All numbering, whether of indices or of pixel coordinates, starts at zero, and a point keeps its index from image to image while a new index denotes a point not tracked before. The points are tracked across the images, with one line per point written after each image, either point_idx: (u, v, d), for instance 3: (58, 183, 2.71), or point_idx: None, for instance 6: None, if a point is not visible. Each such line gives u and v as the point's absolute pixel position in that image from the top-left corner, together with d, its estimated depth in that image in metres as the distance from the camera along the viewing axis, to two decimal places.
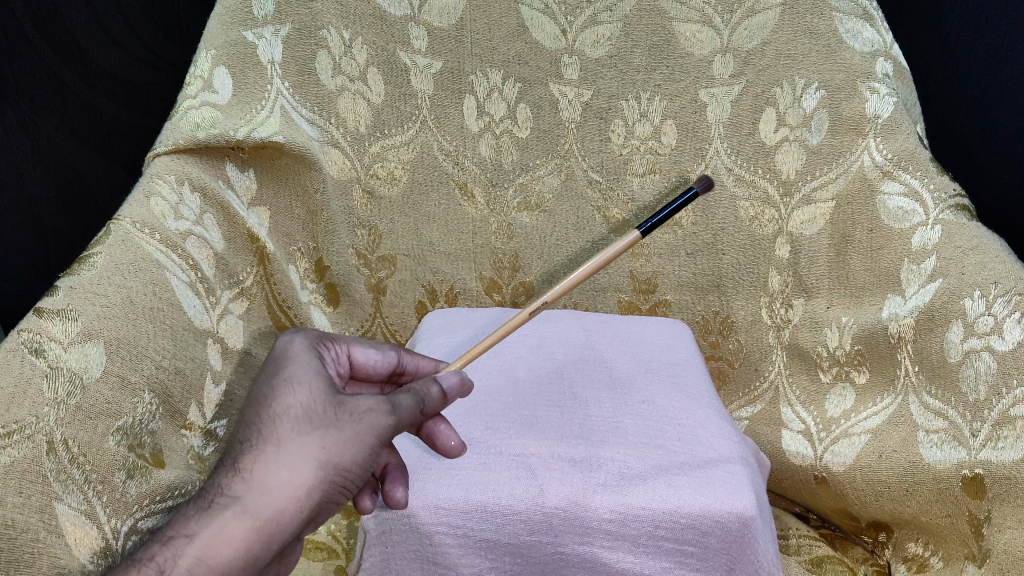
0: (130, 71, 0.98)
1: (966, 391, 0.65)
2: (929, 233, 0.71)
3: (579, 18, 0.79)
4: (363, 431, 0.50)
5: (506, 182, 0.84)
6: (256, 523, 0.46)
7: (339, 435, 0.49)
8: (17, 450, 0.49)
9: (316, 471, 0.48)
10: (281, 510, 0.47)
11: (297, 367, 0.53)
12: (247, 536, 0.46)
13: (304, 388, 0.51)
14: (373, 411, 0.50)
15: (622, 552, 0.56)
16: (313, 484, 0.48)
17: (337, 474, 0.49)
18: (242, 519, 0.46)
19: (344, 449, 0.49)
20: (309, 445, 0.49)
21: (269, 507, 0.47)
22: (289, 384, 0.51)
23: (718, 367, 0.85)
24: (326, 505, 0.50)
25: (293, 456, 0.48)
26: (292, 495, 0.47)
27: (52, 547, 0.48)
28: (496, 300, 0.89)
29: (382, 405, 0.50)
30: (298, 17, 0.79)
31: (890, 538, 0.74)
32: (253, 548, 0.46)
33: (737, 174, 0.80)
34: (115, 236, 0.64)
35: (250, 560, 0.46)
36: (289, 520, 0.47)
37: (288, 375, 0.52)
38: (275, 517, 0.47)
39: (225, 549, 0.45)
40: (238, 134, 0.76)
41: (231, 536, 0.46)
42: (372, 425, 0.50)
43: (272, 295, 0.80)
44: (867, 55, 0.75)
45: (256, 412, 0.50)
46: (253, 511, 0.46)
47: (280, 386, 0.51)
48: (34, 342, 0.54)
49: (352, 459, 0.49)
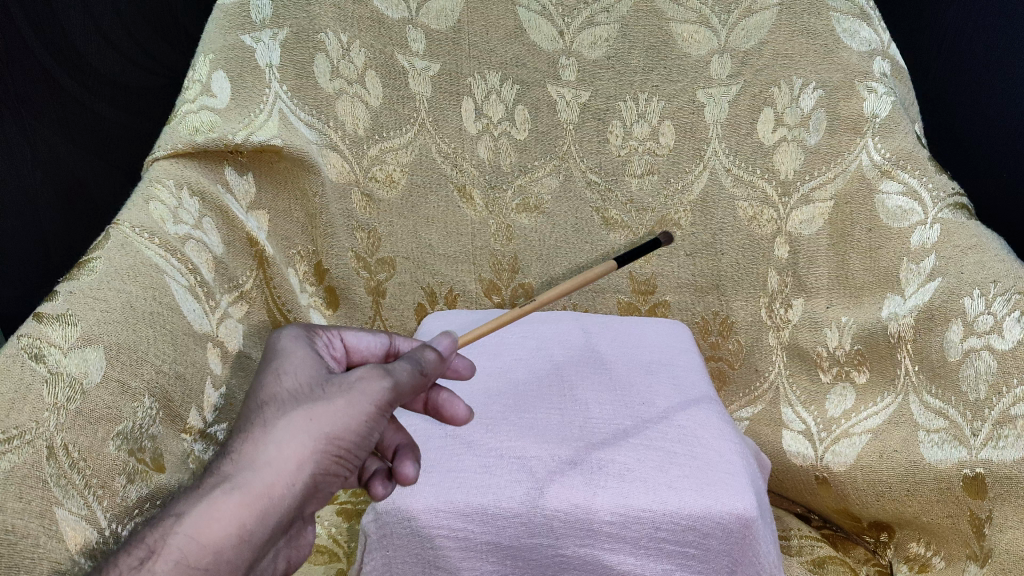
0: (129, 76, 0.97)
1: (966, 390, 0.65)
2: (929, 232, 0.71)
3: (577, 19, 0.79)
4: (355, 398, 0.50)
5: (504, 184, 0.84)
6: (247, 497, 0.46)
7: (328, 407, 0.49)
8: (17, 455, 0.49)
9: (306, 443, 0.48)
10: (272, 483, 0.47)
11: (283, 357, 0.53)
12: (238, 511, 0.46)
13: (291, 372, 0.52)
14: (364, 379, 0.50)
15: (623, 554, 0.56)
16: (304, 457, 0.48)
17: (330, 444, 0.48)
18: (232, 495, 0.46)
19: (334, 419, 0.49)
20: (295, 420, 0.48)
21: (260, 480, 0.47)
22: (275, 373, 0.52)
23: (717, 367, 0.85)
24: (325, 479, 0.50)
25: (280, 431, 0.48)
26: (282, 468, 0.47)
27: (52, 552, 0.48)
28: (496, 302, 0.88)
29: (374, 370, 0.51)
30: (295, 20, 0.79)
31: (891, 538, 0.74)
32: (247, 524, 0.46)
33: (735, 174, 0.80)
34: (113, 240, 0.65)
35: (244, 536, 0.46)
36: (282, 493, 0.47)
37: (274, 366, 0.52)
38: (266, 491, 0.47)
39: (216, 524, 0.45)
40: (237, 138, 0.76)
41: (221, 511, 0.45)
42: (365, 392, 0.50)
43: (272, 299, 0.81)
44: (865, 54, 0.75)
45: (246, 401, 0.51)
46: (243, 486, 0.46)
47: (267, 376, 0.52)
48: (34, 348, 0.54)
49: (344, 427, 0.49)
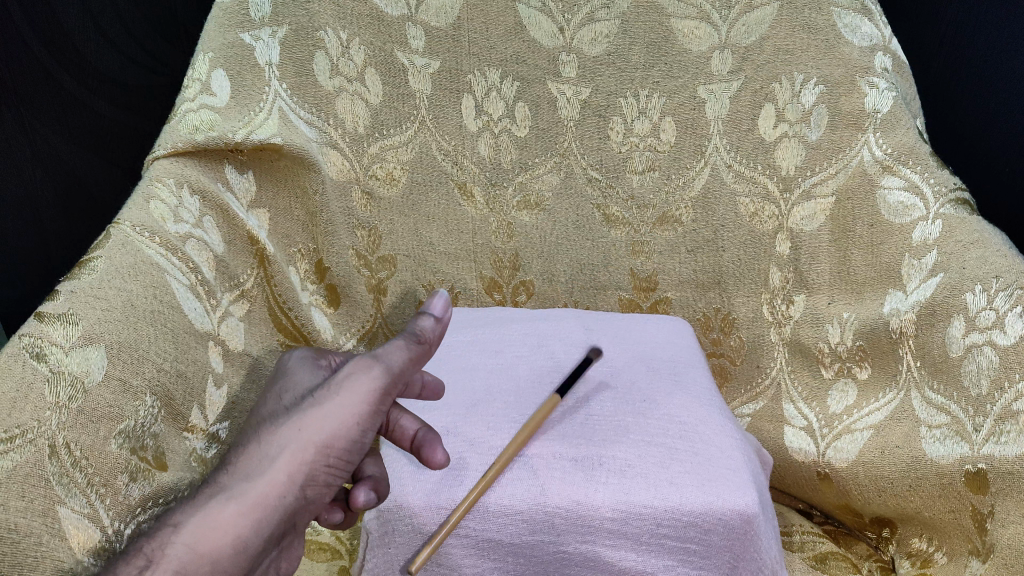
0: (129, 75, 0.97)
1: (968, 386, 0.66)
2: (930, 228, 0.71)
3: (577, 16, 0.79)
4: (348, 393, 0.50)
5: (504, 181, 0.84)
6: (242, 507, 0.47)
7: (318, 412, 0.50)
8: (18, 454, 0.49)
9: (297, 453, 0.49)
10: (265, 494, 0.47)
11: (285, 377, 0.55)
12: (235, 521, 0.46)
13: (290, 389, 0.53)
14: (354, 373, 0.51)
15: (624, 551, 0.56)
16: (293, 466, 0.48)
17: (319, 451, 0.49)
18: (227, 504, 0.47)
19: (320, 426, 0.49)
20: (285, 431, 0.49)
21: (254, 490, 0.47)
22: (276, 394, 0.54)
23: (719, 364, 0.84)
24: (315, 489, 0.49)
25: (272, 444, 0.49)
26: (274, 478, 0.48)
27: (55, 550, 0.48)
28: (496, 300, 0.88)
29: (361, 363, 0.51)
30: (295, 18, 0.79)
31: (894, 534, 0.74)
32: (243, 535, 0.46)
33: (737, 170, 0.79)
34: (114, 239, 0.65)
35: (239, 546, 0.46)
36: (275, 503, 0.47)
37: (278, 387, 0.54)
38: (260, 501, 0.47)
39: (214, 534, 0.45)
40: (237, 136, 0.76)
41: (218, 521, 0.46)
42: (355, 386, 0.50)
43: (273, 296, 0.80)
44: (866, 49, 0.75)
45: (250, 421, 0.53)
46: (238, 496, 0.47)
47: (269, 398, 0.54)
48: (35, 347, 0.54)
49: (332, 433, 0.49)
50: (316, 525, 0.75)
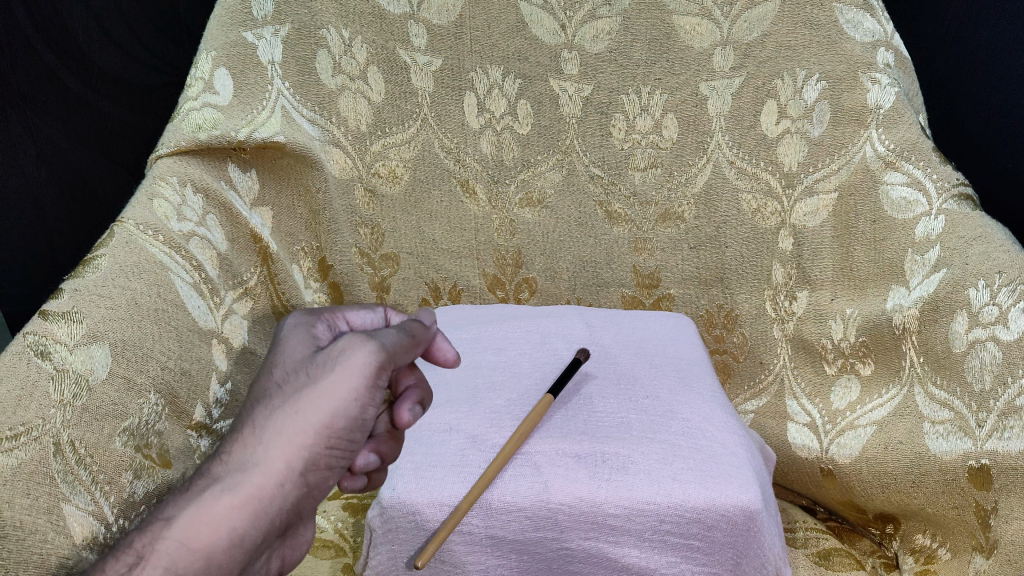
0: (132, 73, 0.99)
1: (971, 381, 0.66)
2: (933, 224, 0.71)
3: (578, 13, 0.79)
4: (343, 372, 0.49)
5: (507, 177, 0.84)
6: (236, 500, 0.47)
7: (314, 390, 0.49)
8: (24, 452, 0.49)
9: (295, 439, 0.48)
10: (261, 485, 0.47)
11: (278, 347, 0.54)
12: (229, 515, 0.47)
13: (283, 361, 0.52)
14: (349, 350, 0.50)
15: (628, 547, 0.57)
16: (291, 454, 0.48)
17: (317, 437, 0.48)
18: (221, 498, 0.47)
19: (316, 410, 0.48)
20: (280, 417, 0.49)
21: (250, 482, 0.47)
22: (269, 366, 0.52)
23: (722, 360, 0.84)
24: (316, 473, 0.49)
25: (267, 433, 0.48)
26: (270, 468, 0.48)
27: (60, 547, 0.49)
28: (499, 297, 0.88)
29: (358, 339, 0.50)
30: (297, 16, 0.80)
31: (897, 530, 0.74)
32: (237, 528, 0.47)
33: (739, 167, 0.79)
34: (118, 237, 0.65)
35: (234, 539, 0.46)
36: (272, 495, 0.47)
37: (272, 357, 0.53)
38: (255, 493, 0.47)
39: (205, 531, 0.46)
40: (239, 135, 0.77)
41: (211, 516, 0.46)
42: (352, 362, 0.49)
43: (276, 294, 0.80)
44: (868, 44, 0.75)
45: (243, 404, 0.52)
46: (231, 488, 0.47)
47: (263, 371, 0.52)
48: (40, 345, 0.55)
49: (330, 413, 0.48)
50: (320, 522, 0.76)
